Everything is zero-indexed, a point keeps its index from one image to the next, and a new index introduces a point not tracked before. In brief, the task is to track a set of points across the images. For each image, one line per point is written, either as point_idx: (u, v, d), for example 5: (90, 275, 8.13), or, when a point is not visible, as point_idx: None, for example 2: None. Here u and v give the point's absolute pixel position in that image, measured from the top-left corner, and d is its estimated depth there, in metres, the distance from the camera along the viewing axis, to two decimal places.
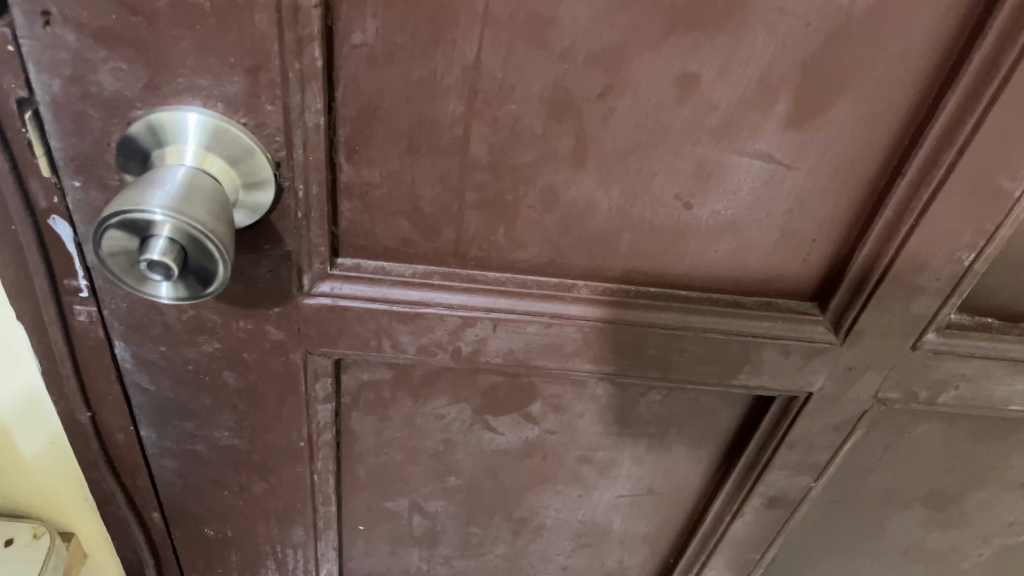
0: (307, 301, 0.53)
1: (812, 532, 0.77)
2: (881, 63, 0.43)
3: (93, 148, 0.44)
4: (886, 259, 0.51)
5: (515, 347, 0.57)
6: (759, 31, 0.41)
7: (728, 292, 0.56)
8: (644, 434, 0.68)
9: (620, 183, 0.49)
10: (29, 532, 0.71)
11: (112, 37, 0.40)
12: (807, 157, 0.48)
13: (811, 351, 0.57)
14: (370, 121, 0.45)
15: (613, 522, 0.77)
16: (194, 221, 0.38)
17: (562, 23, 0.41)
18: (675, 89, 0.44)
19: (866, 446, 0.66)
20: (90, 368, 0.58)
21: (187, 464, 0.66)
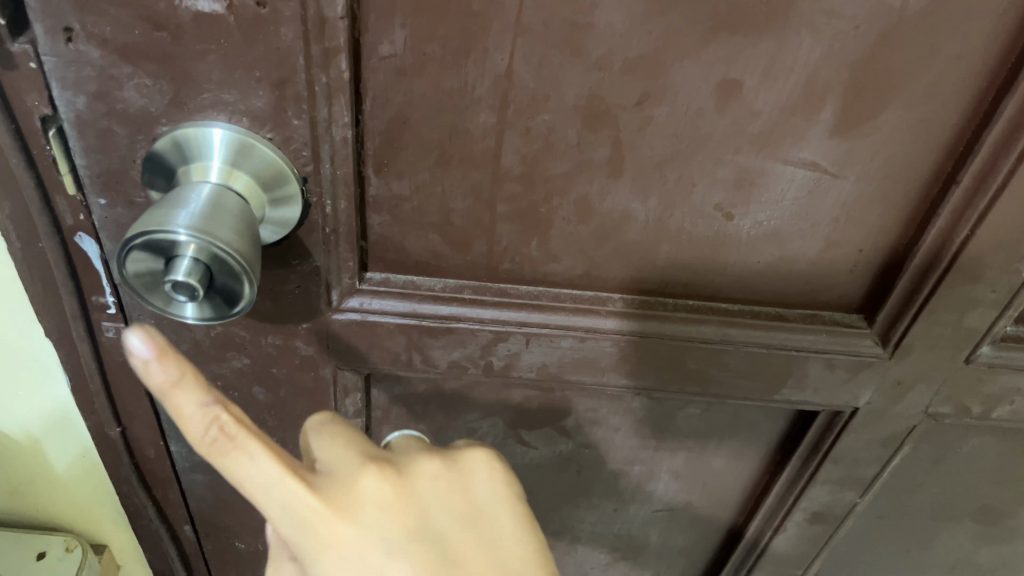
0: (336, 317, 0.52)
1: (856, 547, 0.74)
2: (934, 66, 0.41)
3: (119, 164, 0.43)
4: (938, 271, 0.49)
5: (549, 361, 0.56)
6: (804, 34, 0.39)
7: (771, 304, 0.54)
8: (682, 447, 0.66)
9: (658, 193, 0.47)
10: (62, 545, 0.71)
11: (136, 53, 0.38)
12: (854, 164, 0.45)
13: (857, 365, 0.55)
14: (399, 134, 0.44)
15: (650, 535, 0.76)
16: (220, 243, 0.36)
17: (597, 29, 0.39)
18: (716, 97, 0.42)
19: (914, 461, 0.64)
20: (119, 385, 0.57)
21: (217, 478, 0.65)
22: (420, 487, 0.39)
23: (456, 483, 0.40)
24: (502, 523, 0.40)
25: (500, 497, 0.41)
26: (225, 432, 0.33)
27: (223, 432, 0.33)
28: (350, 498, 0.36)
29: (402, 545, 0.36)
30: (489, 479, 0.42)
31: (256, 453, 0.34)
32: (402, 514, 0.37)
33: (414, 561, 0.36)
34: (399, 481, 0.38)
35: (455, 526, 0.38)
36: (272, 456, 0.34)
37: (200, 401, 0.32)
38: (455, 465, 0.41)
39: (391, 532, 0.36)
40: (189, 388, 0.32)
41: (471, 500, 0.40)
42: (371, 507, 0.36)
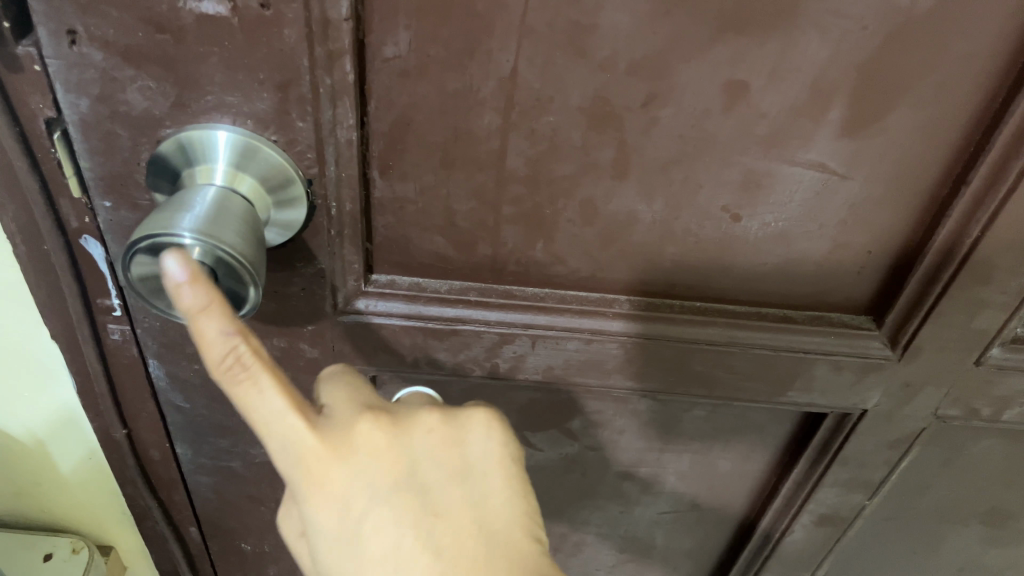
0: (341, 319, 0.52)
1: (864, 550, 0.74)
2: (943, 66, 0.41)
3: (123, 167, 0.43)
4: (947, 273, 0.48)
5: (555, 363, 0.56)
6: (811, 34, 0.39)
7: (778, 306, 0.53)
8: (689, 449, 0.66)
9: (664, 195, 0.47)
10: (68, 546, 0.71)
11: (140, 55, 0.38)
12: (862, 165, 0.45)
13: (865, 367, 0.54)
14: (404, 136, 0.44)
15: (656, 537, 0.75)
16: (224, 244, 0.36)
17: (602, 30, 0.39)
18: (722, 98, 0.42)
19: (923, 464, 0.63)
20: (124, 388, 0.57)
21: (223, 480, 0.65)
22: (415, 438, 0.40)
23: (452, 438, 0.41)
24: (492, 481, 0.42)
25: (494, 458, 0.42)
26: (240, 363, 0.34)
27: (239, 362, 0.33)
28: (344, 443, 0.37)
29: (387, 493, 0.38)
30: (488, 438, 0.42)
31: (265, 386, 0.34)
32: (392, 463, 0.38)
33: (395, 510, 0.38)
34: (393, 432, 0.39)
35: (443, 479, 0.40)
36: (280, 388, 0.35)
37: (223, 328, 0.32)
38: (456, 421, 0.42)
39: (378, 481, 0.38)
40: (216, 316, 0.32)
41: (464, 456, 0.41)
42: (363, 454, 0.38)
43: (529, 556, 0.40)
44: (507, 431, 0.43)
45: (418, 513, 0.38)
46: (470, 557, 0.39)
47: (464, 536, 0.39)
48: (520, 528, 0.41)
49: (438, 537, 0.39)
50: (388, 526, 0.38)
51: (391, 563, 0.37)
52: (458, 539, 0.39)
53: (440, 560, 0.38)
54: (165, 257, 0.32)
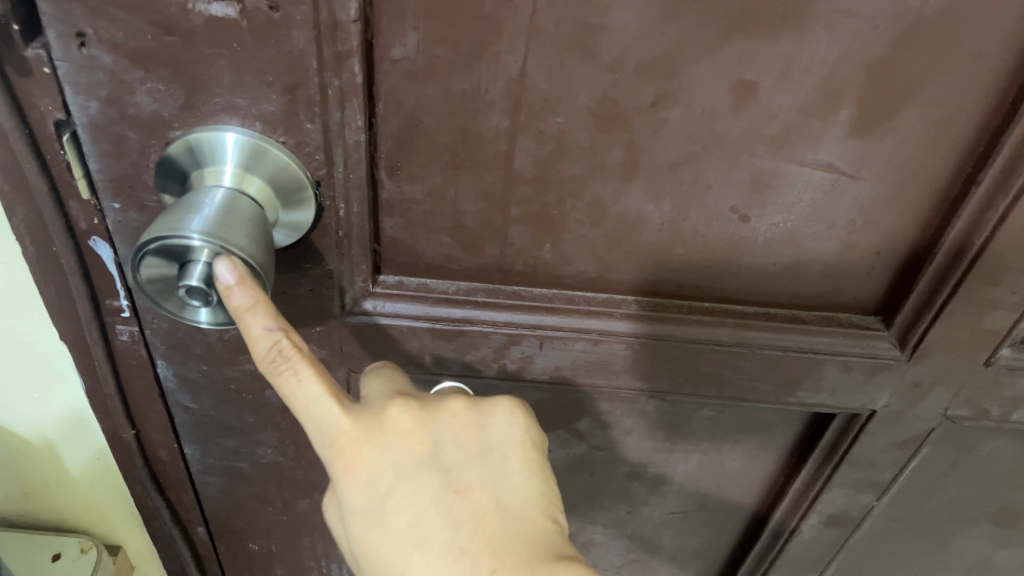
0: (349, 320, 0.52)
1: (872, 550, 0.74)
2: (953, 66, 0.40)
3: (132, 169, 0.43)
4: (958, 273, 0.48)
5: (563, 364, 0.56)
6: (821, 34, 0.39)
7: (786, 306, 0.53)
8: (696, 449, 0.65)
9: (672, 196, 0.47)
10: (76, 546, 0.71)
11: (149, 57, 0.38)
12: (872, 166, 0.45)
13: (874, 367, 0.54)
14: (412, 137, 0.44)
15: (663, 537, 0.75)
16: (234, 246, 0.36)
17: (611, 31, 0.39)
18: (731, 98, 0.42)
19: (932, 464, 0.63)
20: (132, 388, 0.57)
21: (231, 480, 0.65)
22: (441, 421, 0.41)
23: (477, 421, 0.42)
24: (514, 463, 0.42)
25: (516, 442, 0.42)
26: (282, 356, 0.36)
27: (280, 355, 0.36)
28: (374, 426, 0.39)
29: (413, 472, 0.39)
30: (511, 423, 0.43)
31: (303, 375, 0.36)
32: (417, 444, 0.39)
33: (419, 488, 0.39)
34: (420, 415, 0.40)
35: (467, 460, 0.40)
36: (319, 377, 0.37)
37: (266, 325, 0.35)
38: (481, 406, 0.42)
39: (404, 460, 0.39)
40: (261, 313, 0.35)
41: (488, 438, 0.42)
42: (390, 436, 0.39)
43: (545, 536, 0.40)
44: (531, 419, 0.44)
45: (441, 491, 0.39)
46: (488, 535, 0.39)
47: (485, 514, 0.39)
48: (537, 507, 0.41)
49: (459, 514, 0.39)
50: (412, 503, 0.39)
51: (415, 538, 0.38)
52: (478, 516, 0.39)
53: (459, 536, 0.39)
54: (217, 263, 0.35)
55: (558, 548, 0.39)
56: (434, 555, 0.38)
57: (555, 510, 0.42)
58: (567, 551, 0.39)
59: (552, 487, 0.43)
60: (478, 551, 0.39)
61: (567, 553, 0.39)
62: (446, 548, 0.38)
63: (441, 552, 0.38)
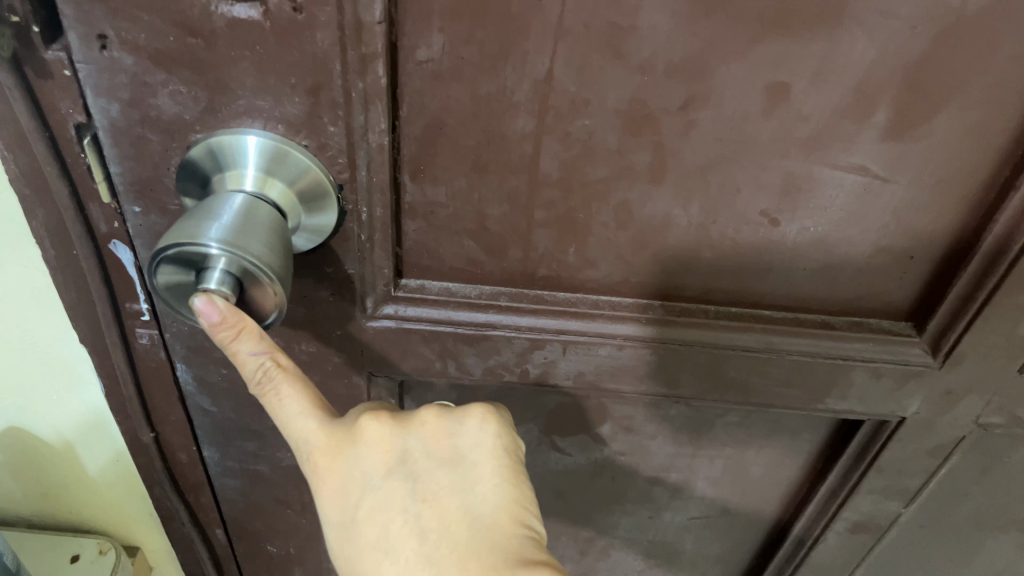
0: (370, 324, 0.51)
1: (897, 557, 0.72)
2: (992, 67, 0.39)
3: (153, 172, 0.43)
4: (994, 278, 0.47)
5: (586, 369, 0.55)
6: (857, 34, 0.38)
7: (816, 310, 0.52)
8: (720, 453, 0.64)
9: (701, 199, 0.46)
10: (95, 547, 0.71)
11: (171, 60, 0.38)
12: (906, 168, 0.44)
13: (906, 374, 0.53)
14: (436, 139, 0.43)
15: (684, 542, 0.75)
16: (251, 255, 0.35)
17: (641, 32, 0.38)
18: (764, 100, 0.41)
19: (962, 472, 0.62)
20: (152, 391, 0.57)
21: (250, 483, 0.65)
22: (413, 429, 0.40)
23: (449, 428, 0.41)
24: (486, 469, 0.40)
25: (487, 449, 0.41)
26: (268, 376, 0.37)
27: (265, 376, 0.37)
28: (343, 439, 0.39)
29: (381, 482, 0.39)
30: (484, 428, 0.41)
31: (285, 393, 0.38)
32: (385, 454, 0.39)
33: (387, 497, 0.39)
34: (390, 425, 0.40)
35: (437, 467, 0.40)
36: (300, 394, 0.38)
37: (253, 349, 0.36)
38: (454, 411, 0.41)
39: (372, 470, 0.39)
40: (248, 337, 0.36)
41: (459, 445, 0.40)
42: (359, 447, 0.39)
43: (515, 544, 0.38)
44: (505, 427, 0.42)
45: (407, 499, 0.39)
46: (455, 544, 0.38)
47: (452, 522, 0.38)
48: (507, 513, 0.39)
49: (425, 523, 0.38)
50: (380, 513, 0.38)
51: (384, 548, 0.38)
52: (446, 524, 0.38)
53: (425, 545, 0.38)
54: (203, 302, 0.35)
55: (526, 555, 0.37)
56: (401, 565, 0.38)
57: (531, 518, 0.39)
58: (537, 556, 0.37)
59: (530, 495, 0.41)
60: (444, 559, 0.38)
61: (536, 558, 0.37)
62: (412, 557, 0.38)
63: (408, 561, 0.38)
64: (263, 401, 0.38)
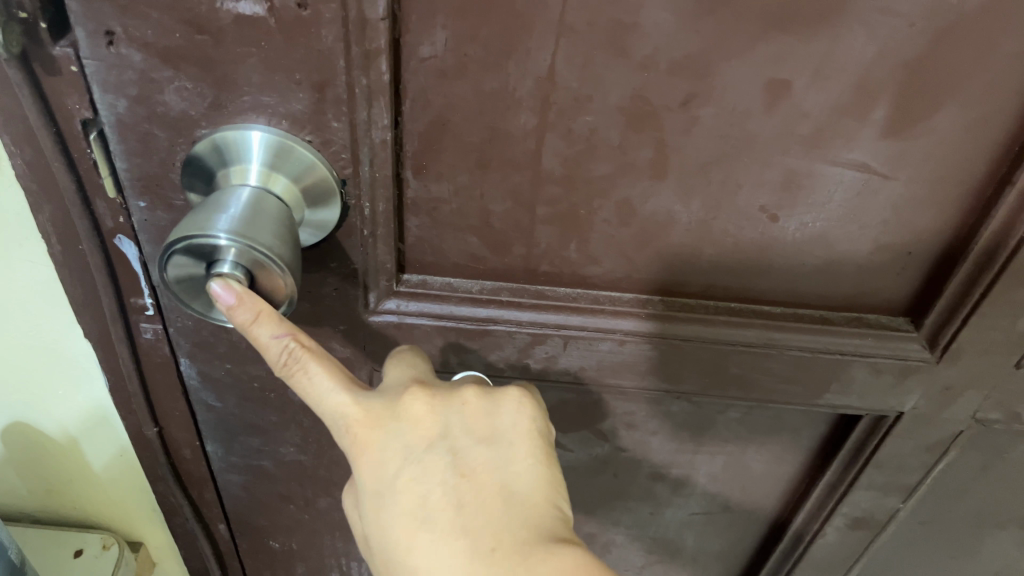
0: (374, 318, 0.51)
1: (896, 553, 0.73)
2: (992, 65, 0.40)
3: (159, 168, 0.43)
4: (990, 275, 0.47)
5: (587, 364, 0.55)
6: (858, 32, 0.38)
7: (816, 307, 0.53)
8: (721, 450, 0.65)
9: (702, 196, 0.46)
10: (98, 543, 0.72)
11: (178, 56, 0.38)
12: (906, 166, 0.44)
13: (905, 369, 0.53)
14: (439, 136, 0.43)
15: (685, 539, 0.75)
16: (261, 246, 0.36)
17: (643, 29, 0.39)
18: (765, 96, 0.41)
19: (961, 467, 0.62)
20: (156, 386, 0.57)
21: (253, 478, 0.65)
22: (453, 405, 0.40)
23: (487, 408, 0.41)
24: (523, 449, 0.41)
25: (524, 431, 0.41)
26: (293, 358, 0.37)
27: (291, 358, 0.37)
28: (385, 412, 0.39)
29: (420, 454, 0.38)
30: (521, 411, 0.42)
31: (313, 372, 0.37)
32: (426, 428, 0.39)
33: (427, 469, 0.38)
34: (429, 400, 0.40)
35: (475, 443, 0.40)
36: (329, 372, 0.38)
37: (274, 332, 0.37)
38: (493, 394, 0.42)
39: (412, 442, 0.39)
40: (266, 322, 0.36)
41: (497, 425, 0.41)
42: (400, 420, 0.39)
43: (548, 524, 0.38)
44: (539, 409, 0.43)
45: (448, 473, 0.38)
46: (492, 518, 0.38)
47: (489, 496, 0.38)
48: (542, 494, 0.39)
49: (463, 496, 0.38)
50: (419, 484, 0.38)
51: (421, 519, 0.38)
52: (484, 500, 0.38)
53: (463, 517, 0.38)
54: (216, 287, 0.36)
55: (557, 535, 0.38)
56: (438, 536, 0.37)
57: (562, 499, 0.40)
58: (567, 538, 0.38)
59: (560, 479, 0.41)
60: (481, 533, 0.37)
61: (568, 540, 0.37)
62: (449, 529, 0.37)
63: (445, 533, 0.37)
64: (289, 380, 0.38)
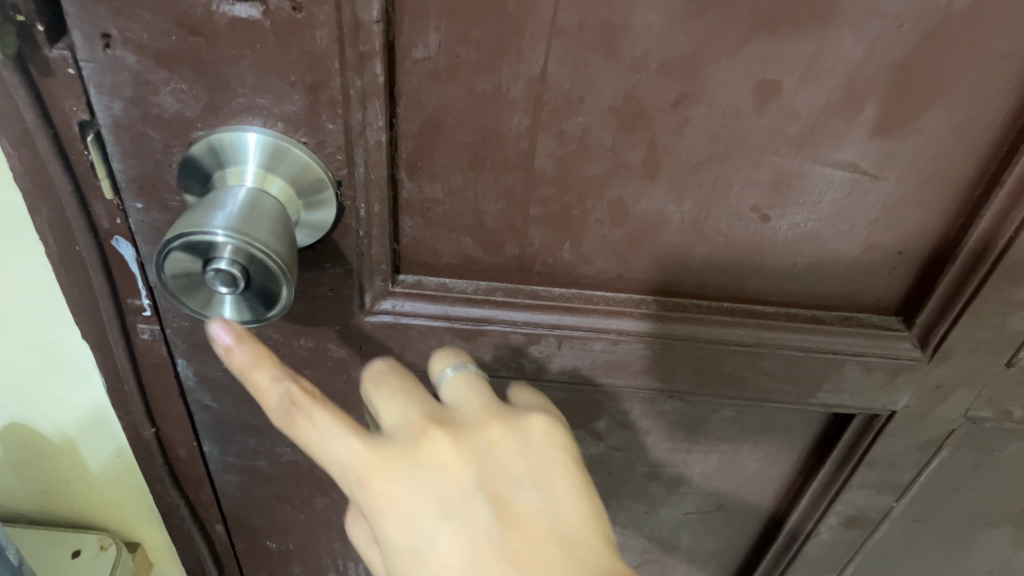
0: (369, 319, 0.52)
1: (891, 552, 0.73)
2: (978, 66, 0.40)
3: (155, 170, 0.43)
4: (979, 274, 0.48)
5: (582, 363, 0.55)
6: (846, 33, 0.39)
7: (807, 306, 0.53)
8: (715, 449, 0.65)
9: (693, 196, 0.46)
10: (96, 544, 0.72)
11: (173, 59, 0.39)
12: (895, 165, 0.45)
13: (896, 368, 0.54)
14: (433, 137, 0.44)
15: (681, 538, 0.75)
16: (258, 242, 0.36)
17: (634, 31, 0.39)
18: (755, 97, 0.42)
19: (953, 466, 0.63)
20: (153, 387, 0.57)
21: (250, 479, 0.66)
22: (478, 443, 0.38)
23: (516, 443, 0.39)
24: (561, 484, 0.39)
25: (557, 464, 0.39)
26: (296, 406, 0.36)
27: (295, 404, 0.36)
28: (405, 458, 0.36)
29: (453, 502, 0.36)
30: (550, 446, 0.40)
31: (319, 417, 0.36)
32: (457, 473, 0.36)
33: (464, 520, 0.36)
34: (453, 440, 0.37)
35: (510, 482, 0.38)
36: (337, 419, 0.36)
37: (273, 376, 0.36)
38: (516, 425, 0.40)
39: (442, 489, 0.36)
40: (264, 368, 0.36)
41: (530, 460, 0.39)
42: (427, 466, 0.36)
43: (605, 563, 0.36)
44: (566, 440, 0.41)
45: (488, 521, 0.36)
46: (546, 563, 0.35)
47: (537, 539, 0.36)
48: (590, 530, 0.37)
49: (509, 544, 0.36)
50: (458, 537, 0.35)
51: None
52: (532, 544, 0.36)
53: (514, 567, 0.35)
54: (213, 329, 0.36)
55: None
56: None
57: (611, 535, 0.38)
58: None
59: (604, 514, 0.39)
60: None
61: None
62: None
63: None
64: (292, 430, 0.36)
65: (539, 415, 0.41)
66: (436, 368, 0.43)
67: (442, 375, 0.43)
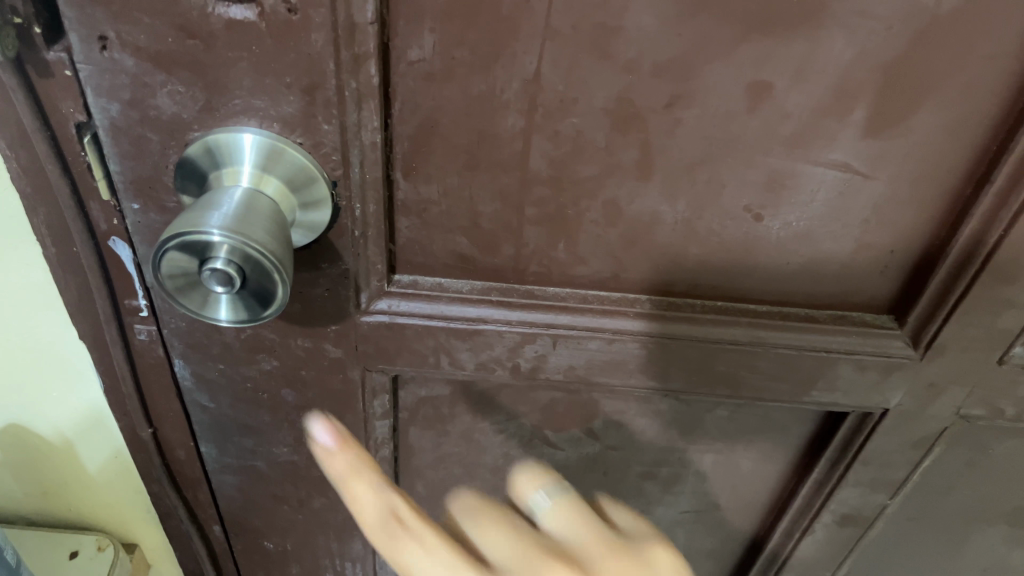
0: (365, 319, 0.52)
1: (886, 551, 0.74)
2: (968, 66, 0.41)
3: (152, 171, 0.44)
4: (970, 273, 0.48)
5: (577, 363, 0.56)
6: (836, 35, 0.39)
7: (801, 305, 0.53)
8: (710, 448, 0.66)
9: (687, 196, 0.47)
10: (93, 545, 0.72)
11: (170, 60, 0.39)
12: (886, 165, 0.45)
13: (889, 366, 0.54)
14: (429, 138, 0.44)
15: (676, 537, 0.76)
16: (253, 242, 0.36)
17: (627, 33, 0.39)
18: (746, 98, 0.42)
19: (946, 464, 0.63)
20: (151, 388, 0.58)
21: (247, 479, 0.66)
22: None
23: None
24: None
25: None
26: (393, 527, 0.37)
27: (399, 518, 0.37)
28: None
29: None
30: None
31: (428, 542, 0.37)
32: None
33: None
34: None
35: None
36: (446, 546, 0.37)
37: (371, 487, 0.38)
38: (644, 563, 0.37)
39: None
40: (365, 479, 0.38)
41: None
42: None
43: None
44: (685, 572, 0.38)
45: None
46: None
47: None
48: None
49: None
50: None
51: None
52: None
53: None
54: (318, 433, 0.41)
55: None
56: None
57: None
58: None
59: None
60: None
61: None
62: None
63: None
64: (393, 550, 0.37)
65: (657, 548, 0.38)
66: (526, 493, 0.39)
67: (534, 501, 0.39)
